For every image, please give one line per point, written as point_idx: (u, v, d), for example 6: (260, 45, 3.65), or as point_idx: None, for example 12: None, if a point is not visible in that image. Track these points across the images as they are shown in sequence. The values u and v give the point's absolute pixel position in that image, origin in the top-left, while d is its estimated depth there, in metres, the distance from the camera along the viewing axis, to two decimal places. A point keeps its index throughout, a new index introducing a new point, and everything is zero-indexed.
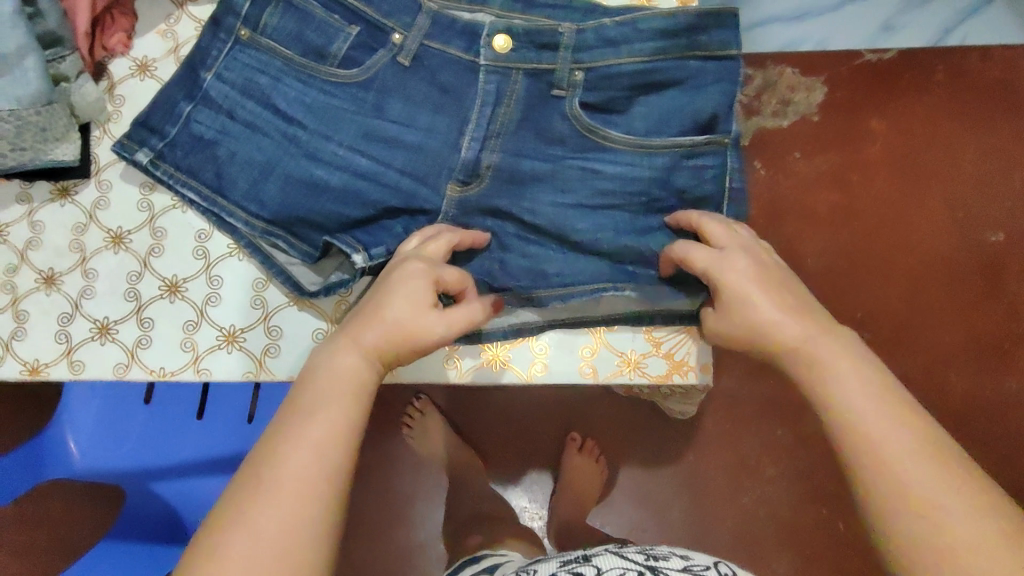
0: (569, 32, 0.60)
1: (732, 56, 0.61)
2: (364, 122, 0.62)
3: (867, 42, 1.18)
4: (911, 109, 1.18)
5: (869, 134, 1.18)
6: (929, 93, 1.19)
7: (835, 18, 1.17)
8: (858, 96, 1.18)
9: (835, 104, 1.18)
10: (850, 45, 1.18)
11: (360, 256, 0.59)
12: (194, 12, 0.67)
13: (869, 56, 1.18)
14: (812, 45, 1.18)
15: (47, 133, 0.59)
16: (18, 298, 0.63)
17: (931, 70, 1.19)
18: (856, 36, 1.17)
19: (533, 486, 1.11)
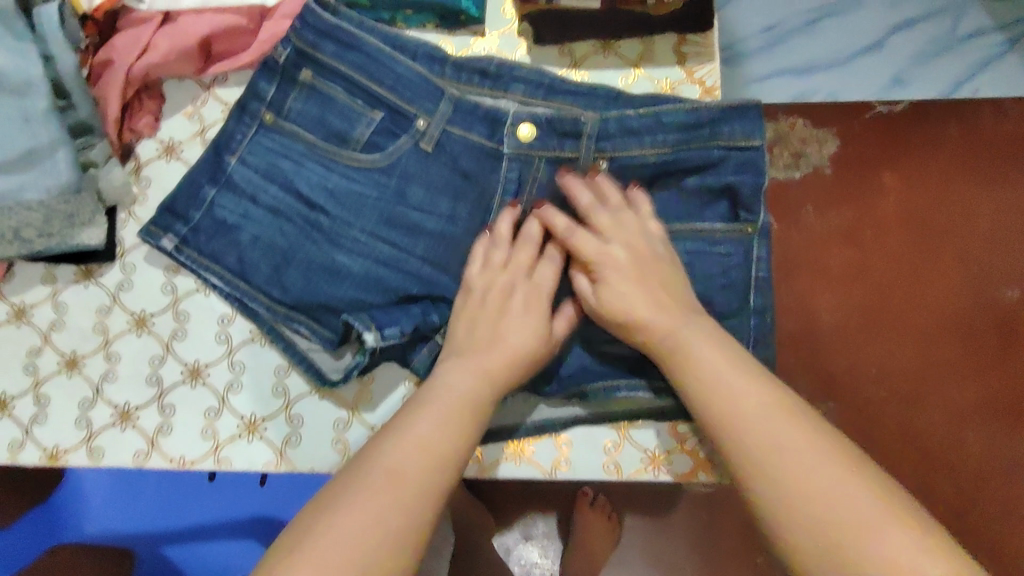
0: (592, 121, 0.59)
1: (755, 145, 0.59)
2: (386, 208, 0.61)
3: (877, 94, 1.10)
4: (926, 164, 1.11)
5: (881, 190, 1.11)
6: (944, 145, 1.11)
7: (844, 72, 1.10)
8: (870, 151, 1.11)
9: (846, 159, 1.12)
10: (861, 97, 1.10)
11: (372, 335, 0.56)
12: (221, 94, 0.67)
13: (881, 108, 1.11)
14: (823, 96, 1.11)
15: (74, 218, 0.58)
16: (40, 381, 0.63)
17: (947, 123, 1.11)
18: (866, 89, 1.10)
19: (545, 540, 1.09)
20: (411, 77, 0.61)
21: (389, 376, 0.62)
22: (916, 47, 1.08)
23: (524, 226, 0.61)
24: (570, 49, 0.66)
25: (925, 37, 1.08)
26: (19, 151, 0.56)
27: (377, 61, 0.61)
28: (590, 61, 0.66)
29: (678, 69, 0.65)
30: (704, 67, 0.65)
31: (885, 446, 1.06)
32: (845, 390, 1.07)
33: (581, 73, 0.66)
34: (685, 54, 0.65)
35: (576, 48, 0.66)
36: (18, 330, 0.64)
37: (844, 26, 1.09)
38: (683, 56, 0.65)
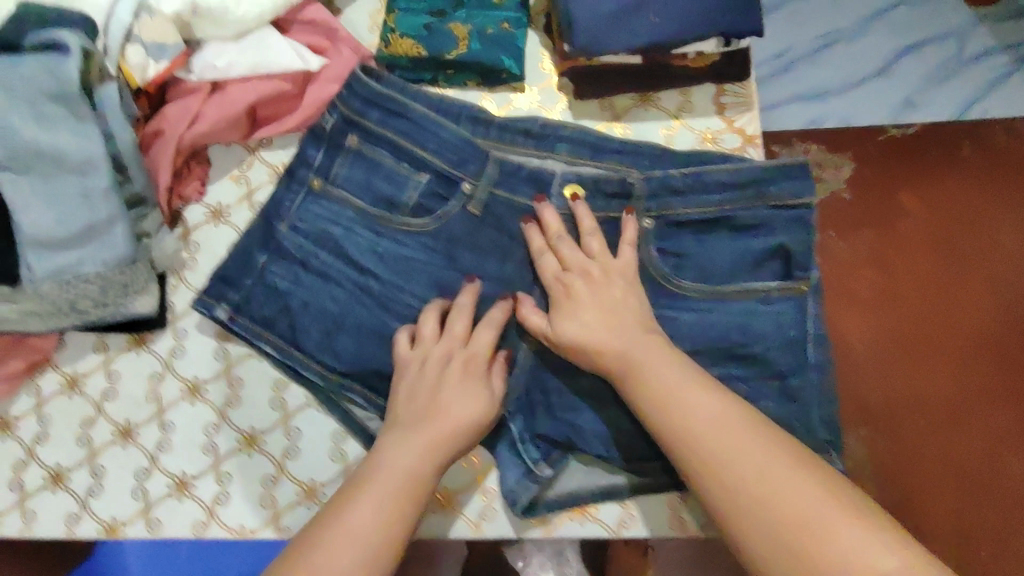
0: (639, 183, 0.61)
1: (805, 204, 0.60)
2: (438, 274, 0.63)
3: (889, 117, 1.10)
4: (944, 185, 1.11)
5: (902, 213, 1.11)
6: (961, 167, 1.11)
7: (855, 96, 1.11)
8: (889, 175, 1.11)
9: (867, 185, 1.11)
10: (874, 120, 1.11)
11: None
12: (266, 156, 0.68)
13: (893, 131, 1.11)
14: (837, 121, 1.11)
15: (128, 288, 0.59)
16: (95, 452, 0.62)
17: (961, 146, 1.11)
18: (877, 112, 1.10)
19: None
20: (456, 140, 0.63)
21: None
22: (922, 71, 1.10)
23: None
24: (610, 102, 0.67)
25: (934, 60, 1.10)
26: (80, 228, 0.55)
27: (422, 127, 0.63)
28: (630, 113, 0.66)
29: (718, 119, 0.66)
30: (744, 116, 0.66)
31: (927, 471, 1.04)
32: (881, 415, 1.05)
33: (622, 127, 0.67)
34: (724, 104, 0.66)
35: (616, 102, 0.67)
36: (70, 400, 0.64)
37: (853, 52, 1.11)
38: (723, 106, 0.66)
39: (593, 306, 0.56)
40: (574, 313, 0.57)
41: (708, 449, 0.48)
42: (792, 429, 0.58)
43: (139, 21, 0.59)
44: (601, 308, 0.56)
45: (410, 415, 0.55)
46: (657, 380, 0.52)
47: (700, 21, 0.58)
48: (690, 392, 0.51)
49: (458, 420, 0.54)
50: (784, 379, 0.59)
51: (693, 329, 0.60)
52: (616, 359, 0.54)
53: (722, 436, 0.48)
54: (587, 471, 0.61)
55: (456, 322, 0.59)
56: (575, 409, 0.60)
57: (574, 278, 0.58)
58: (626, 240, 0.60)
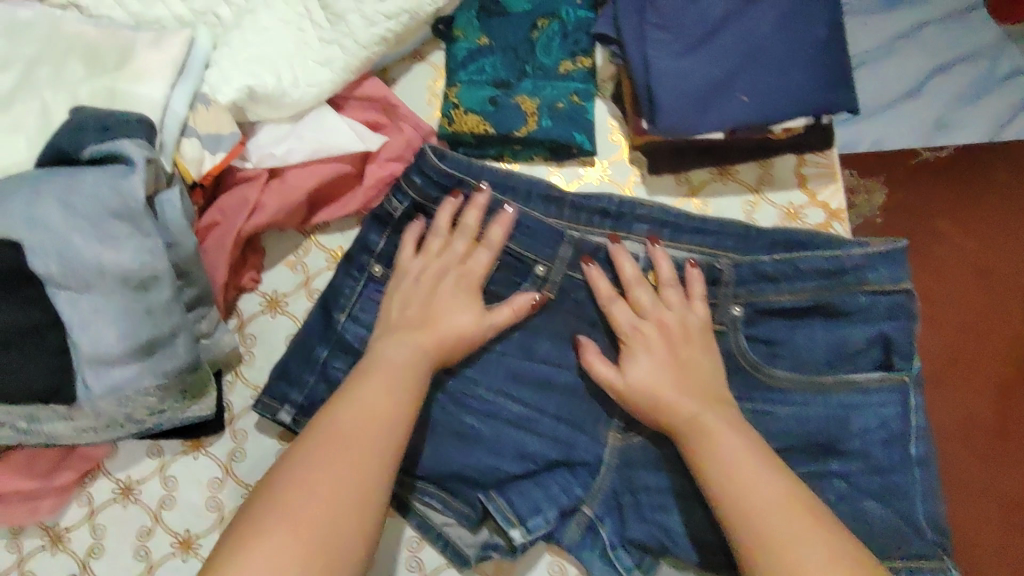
0: (728, 269, 0.59)
1: (905, 290, 0.57)
2: (513, 364, 0.59)
3: (922, 141, 1.01)
4: (986, 208, 1.02)
5: (945, 241, 1.01)
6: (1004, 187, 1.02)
7: (886, 119, 1.02)
8: (928, 202, 1.02)
9: (902, 213, 1.02)
10: (906, 145, 1.02)
11: (518, 531, 0.55)
12: (323, 241, 0.64)
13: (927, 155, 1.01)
14: (866, 146, 1.02)
15: (186, 393, 0.55)
16: (153, 565, 0.59)
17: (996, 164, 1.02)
18: (911, 135, 1.01)
19: None
20: (531, 225, 0.60)
21: (534, 553, 0.59)
22: (949, 93, 1.01)
23: None
24: (687, 176, 0.64)
25: (963, 82, 1.01)
26: (141, 344, 0.51)
27: (491, 210, 0.61)
28: (708, 188, 0.63)
29: (800, 192, 0.63)
30: (827, 188, 0.63)
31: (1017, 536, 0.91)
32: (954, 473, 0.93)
33: (700, 202, 0.63)
34: (806, 175, 0.63)
35: (692, 175, 0.64)
36: (124, 510, 0.60)
37: (887, 69, 1.01)
38: (804, 178, 0.63)
39: (662, 362, 0.55)
40: (646, 361, 0.55)
41: (756, 512, 0.46)
42: (902, 531, 0.55)
43: (195, 112, 0.56)
44: (670, 360, 0.55)
45: (403, 321, 0.55)
46: (717, 442, 0.50)
47: (788, 101, 0.55)
48: (738, 448, 0.49)
49: (446, 329, 0.55)
50: (888, 474, 0.56)
51: (789, 422, 0.57)
52: (687, 416, 0.52)
53: (738, 469, 0.48)
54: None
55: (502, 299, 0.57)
56: (665, 510, 0.56)
57: (649, 326, 0.57)
58: (697, 295, 0.58)
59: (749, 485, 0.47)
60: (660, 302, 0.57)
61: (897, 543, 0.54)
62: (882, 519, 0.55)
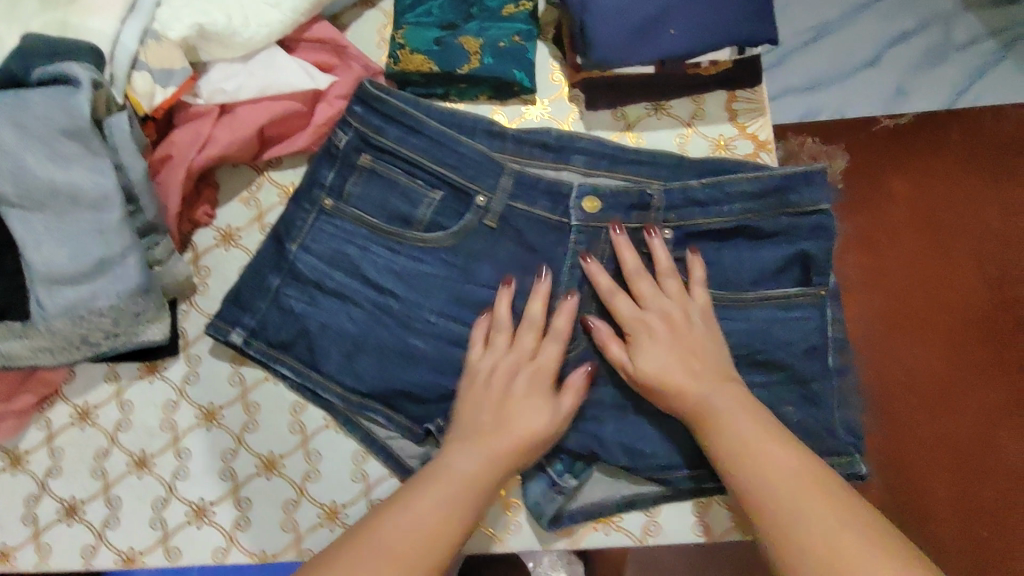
0: (660, 194, 0.61)
1: (822, 210, 0.61)
2: (456, 288, 0.63)
3: (882, 105, 1.00)
4: (939, 158, 0.95)
5: (889, 194, 0.94)
6: (948, 142, 0.95)
7: (854, 83, 1.01)
8: (904, 154, 0.97)
9: (863, 168, 0.97)
10: (867, 109, 1.00)
11: None
12: (276, 178, 0.67)
13: (887, 120, 0.99)
14: (831, 113, 1.01)
15: (140, 317, 0.57)
16: (110, 484, 0.62)
17: (937, 125, 0.97)
18: (873, 102, 1.00)
19: None
20: (473, 156, 0.63)
21: None
22: (910, 59, 1.00)
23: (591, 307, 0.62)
24: (623, 112, 0.66)
25: (922, 46, 1.01)
26: (92, 263, 0.54)
27: (438, 142, 0.63)
28: (644, 122, 0.66)
29: (730, 125, 0.66)
30: (756, 122, 0.66)
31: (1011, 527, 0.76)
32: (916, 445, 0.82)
33: (635, 136, 0.66)
34: (736, 110, 0.66)
35: (629, 112, 0.66)
36: (82, 432, 0.63)
37: (842, 41, 1.02)
38: (735, 112, 0.66)
39: (667, 346, 0.57)
40: (656, 347, 0.57)
41: (778, 499, 0.48)
42: (817, 433, 0.59)
43: (145, 47, 0.58)
44: (678, 345, 0.57)
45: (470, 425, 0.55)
46: (719, 434, 0.53)
47: (716, 31, 0.58)
48: (756, 446, 0.51)
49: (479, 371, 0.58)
50: (807, 383, 0.60)
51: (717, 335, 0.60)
52: (694, 400, 0.55)
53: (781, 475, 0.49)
54: (615, 480, 0.61)
55: (525, 336, 0.59)
56: (599, 420, 0.60)
57: (652, 316, 0.59)
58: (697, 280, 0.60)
59: (783, 483, 0.48)
60: (658, 290, 0.60)
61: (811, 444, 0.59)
62: (800, 423, 0.59)
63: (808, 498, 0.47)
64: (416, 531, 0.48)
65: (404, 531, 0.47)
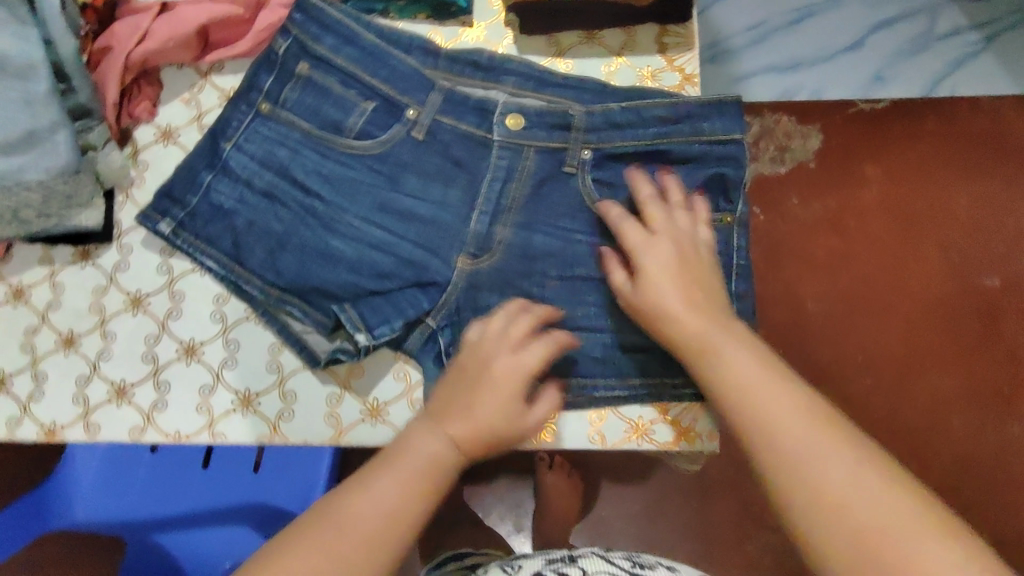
0: (580, 115, 0.63)
1: (736, 140, 0.63)
2: (379, 194, 0.64)
3: (859, 92, 1.14)
4: (904, 155, 1.15)
5: (863, 179, 1.14)
6: (921, 138, 1.15)
7: (826, 70, 1.14)
8: (853, 145, 1.15)
9: (831, 152, 1.15)
10: (843, 95, 1.14)
11: (363, 336, 0.61)
12: (217, 82, 0.69)
13: (863, 106, 1.14)
14: (806, 94, 1.14)
15: (72, 200, 0.61)
16: (38, 359, 0.65)
17: (923, 120, 1.15)
18: (849, 86, 1.14)
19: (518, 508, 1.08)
20: (405, 69, 0.65)
21: (380, 357, 0.65)
22: (892, 46, 1.13)
23: (510, 220, 0.64)
24: (556, 38, 0.69)
25: (905, 37, 1.13)
26: (20, 134, 0.57)
27: (370, 54, 0.65)
28: (574, 50, 0.69)
29: (659, 57, 0.68)
30: (684, 55, 0.68)
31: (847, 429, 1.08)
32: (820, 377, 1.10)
33: (565, 63, 0.69)
34: (666, 43, 0.69)
35: (561, 38, 0.69)
36: (15, 310, 0.65)
37: (825, 26, 1.14)
38: (664, 45, 0.69)
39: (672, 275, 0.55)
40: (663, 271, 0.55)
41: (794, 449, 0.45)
42: None
43: None
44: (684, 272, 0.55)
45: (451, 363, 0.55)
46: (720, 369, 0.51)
47: None
48: (771, 387, 0.48)
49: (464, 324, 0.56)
50: None
51: None
52: (695, 333, 0.53)
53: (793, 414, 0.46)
54: None
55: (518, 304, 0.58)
56: None
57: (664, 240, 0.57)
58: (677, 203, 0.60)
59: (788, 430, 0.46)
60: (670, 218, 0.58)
61: None
62: None
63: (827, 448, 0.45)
64: (381, 513, 0.47)
65: (373, 518, 0.47)
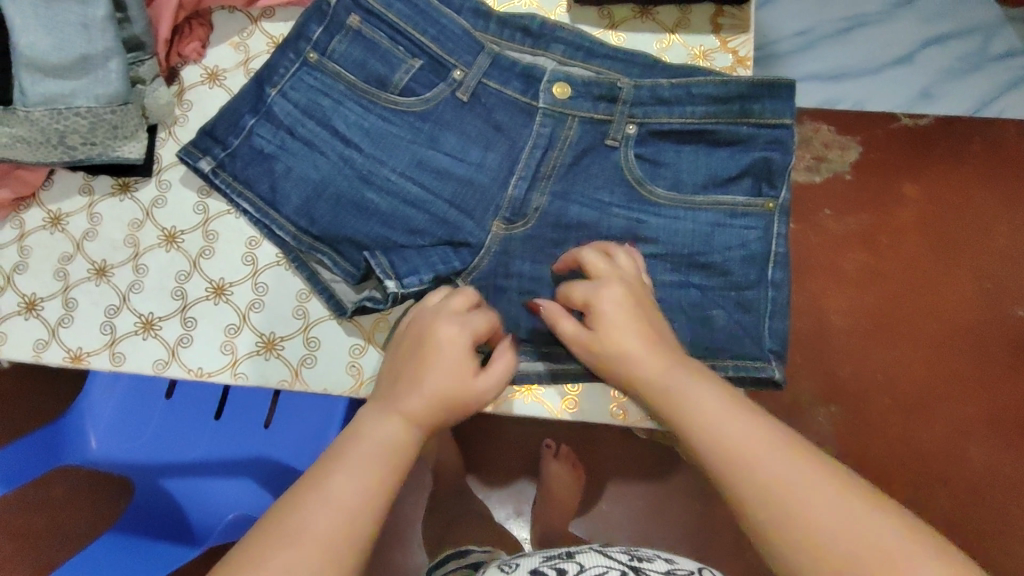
0: (627, 87, 0.62)
1: (785, 125, 0.62)
2: (418, 151, 0.64)
3: (904, 106, 1.12)
4: (945, 177, 1.12)
5: (900, 197, 1.12)
6: (964, 161, 1.12)
7: (873, 79, 1.12)
8: (893, 160, 1.13)
9: (869, 165, 1.13)
10: (887, 107, 1.12)
11: (392, 282, 0.60)
12: (267, 28, 0.69)
13: (905, 120, 1.12)
14: (850, 103, 1.13)
15: (117, 130, 0.61)
16: (69, 286, 0.65)
17: (967, 142, 1.12)
18: (894, 98, 1.12)
19: (520, 496, 1.07)
20: (454, 30, 0.64)
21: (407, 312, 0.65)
22: (944, 61, 1.11)
23: (547, 189, 0.64)
24: (609, 12, 0.69)
25: (956, 53, 1.11)
26: (74, 57, 0.58)
27: (422, 11, 0.65)
28: (627, 24, 0.68)
29: (712, 38, 0.68)
30: (739, 38, 0.67)
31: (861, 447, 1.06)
32: (837, 392, 1.08)
33: (617, 35, 0.68)
34: (721, 25, 0.68)
35: (615, 12, 0.69)
36: (52, 236, 0.66)
37: (876, 33, 1.12)
38: (719, 27, 0.68)
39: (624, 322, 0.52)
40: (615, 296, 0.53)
41: (765, 488, 0.40)
42: (740, 338, 0.61)
43: None
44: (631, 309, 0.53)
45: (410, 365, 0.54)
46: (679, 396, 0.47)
47: None
48: (733, 418, 0.44)
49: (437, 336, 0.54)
50: (743, 290, 0.62)
51: (661, 231, 0.62)
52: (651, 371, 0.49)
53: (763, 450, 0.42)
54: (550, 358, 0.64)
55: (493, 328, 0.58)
56: (533, 294, 0.63)
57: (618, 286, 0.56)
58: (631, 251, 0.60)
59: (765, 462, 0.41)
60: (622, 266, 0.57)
61: (729, 346, 0.61)
62: (725, 326, 0.61)
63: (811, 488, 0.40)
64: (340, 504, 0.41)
65: (331, 521, 0.41)
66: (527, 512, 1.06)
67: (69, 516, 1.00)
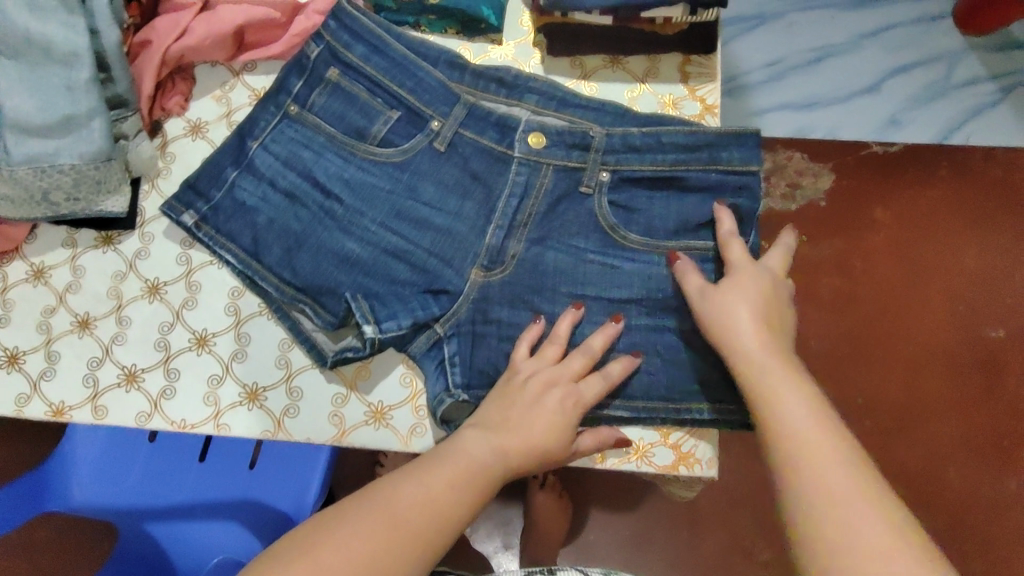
0: (599, 136, 0.64)
1: (753, 171, 0.64)
2: (397, 202, 0.66)
3: (873, 135, 1.15)
4: (916, 202, 1.15)
5: (873, 223, 1.15)
6: (933, 187, 1.15)
7: (842, 110, 1.16)
8: (864, 188, 1.16)
9: (842, 192, 1.15)
10: (857, 137, 1.16)
11: (371, 328, 0.61)
12: (249, 80, 0.71)
13: (876, 149, 1.16)
14: (821, 132, 1.16)
15: (101, 186, 0.62)
16: (52, 339, 0.66)
17: (935, 168, 1.16)
18: (863, 128, 1.15)
19: (507, 527, 1.07)
20: (430, 82, 0.66)
21: (389, 361, 0.66)
22: (909, 91, 1.15)
23: (525, 235, 0.65)
24: (581, 62, 0.71)
25: (920, 83, 1.15)
26: (58, 118, 0.60)
27: (399, 65, 0.66)
28: (599, 74, 0.71)
29: (681, 86, 0.70)
30: (706, 86, 0.70)
31: None
32: None
33: (590, 85, 0.71)
34: (689, 73, 0.70)
35: (586, 62, 0.71)
36: (35, 289, 0.67)
37: (843, 66, 1.16)
38: (687, 75, 0.70)
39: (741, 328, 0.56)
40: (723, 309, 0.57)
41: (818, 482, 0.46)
42: (715, 379, 0.62)
43: None
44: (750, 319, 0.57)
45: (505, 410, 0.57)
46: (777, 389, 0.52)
47: None
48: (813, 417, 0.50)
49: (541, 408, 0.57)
50: None
51: (636, 276, 0.64)
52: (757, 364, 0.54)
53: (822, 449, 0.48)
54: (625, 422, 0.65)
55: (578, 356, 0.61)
56: (511, 340, 0.64)
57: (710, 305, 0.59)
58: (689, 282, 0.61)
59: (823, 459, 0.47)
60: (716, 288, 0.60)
61: (704, 387, 0.62)
62: (700, 367, 0.62)
63: (848, 496, 0.45)
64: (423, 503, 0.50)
65: (414, 511, 0.49)
66: (516, 545, 1.06)
67: (48, 564, 0.99)
